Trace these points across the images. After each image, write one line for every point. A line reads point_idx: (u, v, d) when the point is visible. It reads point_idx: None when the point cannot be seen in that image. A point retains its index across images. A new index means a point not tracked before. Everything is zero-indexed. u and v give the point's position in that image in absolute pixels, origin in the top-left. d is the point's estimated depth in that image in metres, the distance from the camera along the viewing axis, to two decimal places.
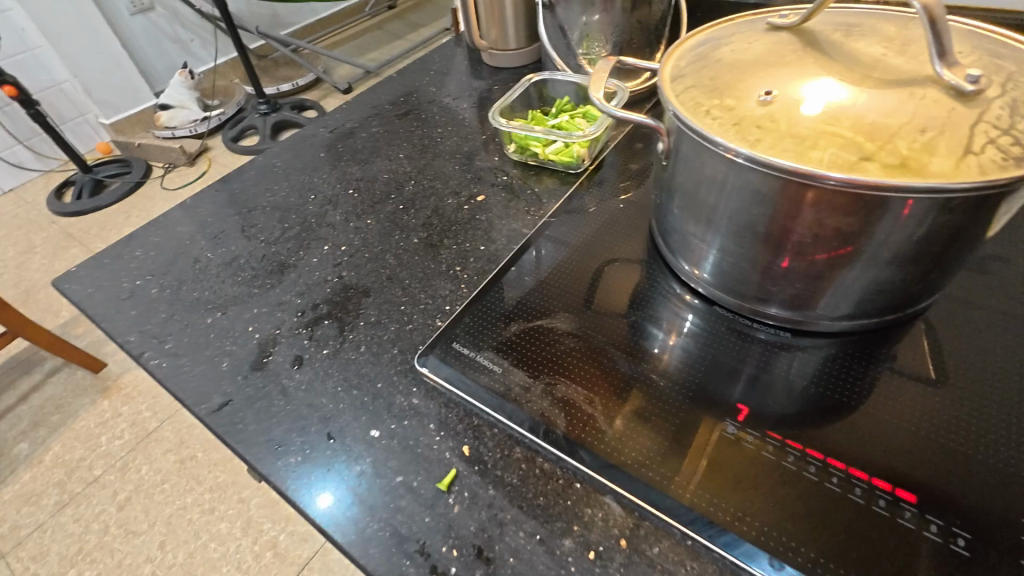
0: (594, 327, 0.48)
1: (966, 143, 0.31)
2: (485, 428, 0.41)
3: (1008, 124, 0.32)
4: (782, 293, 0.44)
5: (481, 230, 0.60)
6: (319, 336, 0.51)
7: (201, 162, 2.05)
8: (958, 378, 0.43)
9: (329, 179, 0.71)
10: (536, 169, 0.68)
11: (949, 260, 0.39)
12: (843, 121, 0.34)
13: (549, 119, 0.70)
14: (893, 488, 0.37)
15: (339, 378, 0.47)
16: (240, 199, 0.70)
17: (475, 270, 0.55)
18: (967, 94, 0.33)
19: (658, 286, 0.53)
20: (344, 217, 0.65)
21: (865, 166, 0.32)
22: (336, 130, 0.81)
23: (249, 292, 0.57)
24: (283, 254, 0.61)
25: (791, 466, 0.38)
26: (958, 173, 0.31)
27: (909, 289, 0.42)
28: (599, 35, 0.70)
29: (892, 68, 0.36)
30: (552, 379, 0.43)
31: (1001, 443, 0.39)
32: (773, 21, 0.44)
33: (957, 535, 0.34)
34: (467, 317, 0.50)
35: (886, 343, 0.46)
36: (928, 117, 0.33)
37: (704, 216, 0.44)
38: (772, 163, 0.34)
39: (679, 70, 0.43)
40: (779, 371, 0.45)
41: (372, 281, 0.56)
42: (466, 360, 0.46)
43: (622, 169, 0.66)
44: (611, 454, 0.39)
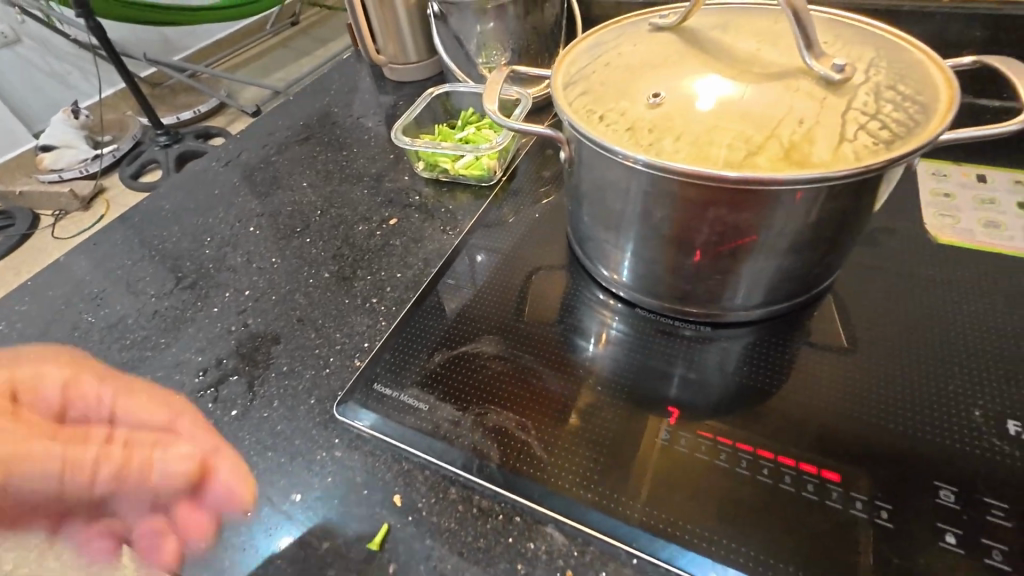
0: (520, 345, 0.47)
1: (840, 131, 0.33)
2: (416, 473, 0.39)
3: (874, 110, 0.33)
4: (697, 289, 0.45)
5: (396, 256, 0.57)
6: (225, 396, 0.46)
7: (99, 205, 1.84)
8: (870, 344, 0.44)
9: (226, 217, 0.66)
10: (448, 185, 0.65)
11: (841, 240, 0.41)
12: (733, 115, 0.35)
13: (456, 133, 0.68)
14: (819, 471, 0.37)
15: (251, 440, 0.42)
16: (123, 250, 0.63)
17: (393, 300, 0.52)
18: (835, 83, 0.34)
19: (581, 293, 0.52)
20: (246, 257, 0.60)
21: (754, 161, 0.33)
22: (231, 162, 0.75)
23: (140, 356, 0.51)
24: (178, 306, 0.55)
25: (723, 464, 0.38)
26: (837, 161, 0.32)
27: (811, 270, 0.43)
28: (496, 42, 0.69)
29: (767, 61, 0.37)
30: (481, 408, 0.42)
31: (917, 405, 0.40)
32: (654, 22, 0.44)
33: (881, 509, 0.35)
34: (387, 353, 0.47)
35: (801, 322, 0.47)
36: (804, 107, 0.34)
37: (613, 221, 0.43)
38: (667, 165, 0.34)
39: (570, 77, 0.42)
40: (705, 364, 0.45)
41: (281, 325, 0.51)
42: (389, 402, 0.43)
43: (535, 176, 0.65)
44: (549, 480, 0.37)
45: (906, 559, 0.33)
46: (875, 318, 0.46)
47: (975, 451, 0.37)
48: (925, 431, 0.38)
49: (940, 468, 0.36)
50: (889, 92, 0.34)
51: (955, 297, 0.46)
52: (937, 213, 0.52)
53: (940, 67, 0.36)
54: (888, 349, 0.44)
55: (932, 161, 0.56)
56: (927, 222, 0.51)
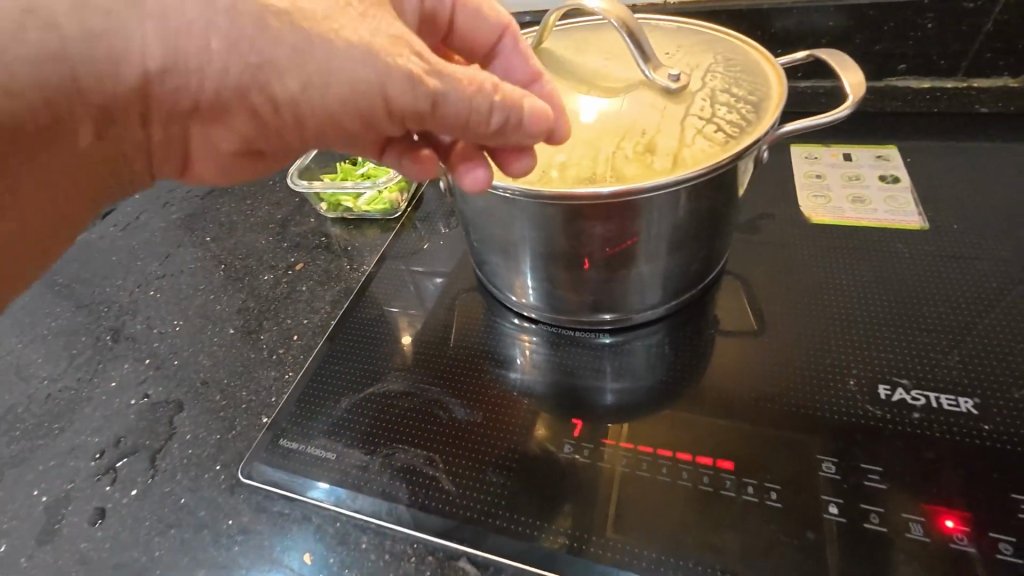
0: (429, 377, 0.46)
1: (680, 138, 0.34)
2: (326, 526, 0.38)
3: (709, 115, 0.35)
4: (591, 298, 0.46)
5: (304, 301, 0.56)
6: (124, 476, 0.43)
7: None
8: (760, 328, 0.46)
9: (125, 284, 0.63)
10: (354, 222, 0.65)
11: (713, 235, 0.43)
12: (583, 133, 0.36)
13: (357, 169, 0.68)
14: (714, 461, 0.38)
15: (151, 520, 0.40)
16: (13, 333, 0.59)
17: (300, 348, 0.51)
18: (673, 92, 0.36)
19: (489, 315, 0.53)
20: (147, 323, 0.57)
21: (604, 175, 0.34)
22: (130, 225, 0.72)
23: (30, 446, 0.47)
24: (73, 386, 0.52)
25: (626, 469, 0.38)
26: (677, 167, 0.33)
27: (694, 265, 0.45)
28: None
29: (613, 76, 0.39)
30: (390, 449, 0.41)
31: (804, 381, 0.42)
32: None
33: (770, 490, 0.36)
34: (293, 405, 0.45)
35: (699, 316, 0.49)
36: (646, 118, 0.35)
37: (499, 243, 0.44)
38: (524, 189, 0.34)
39: None
40: (610, 370, 0.46)
41: (184, 391, 0.49)
42: (295, 456, 0.42)
43: (442, 202, 0.66)
44: (460, 512, 0.37)
45: (799, 538, 0.34)
46: (764, 301, 0.48)
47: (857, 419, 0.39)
48: (812, 406, 0.40)
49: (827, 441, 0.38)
50: (724, 96, 0.36)
51: (832, 271, 0.49)
52: (811, 195, 0.55)
53: (771, 65, 0.39)
54: (775, 330, 0.46)
55: (805, 146, 0.60)
56: (802, 204, 0.54)
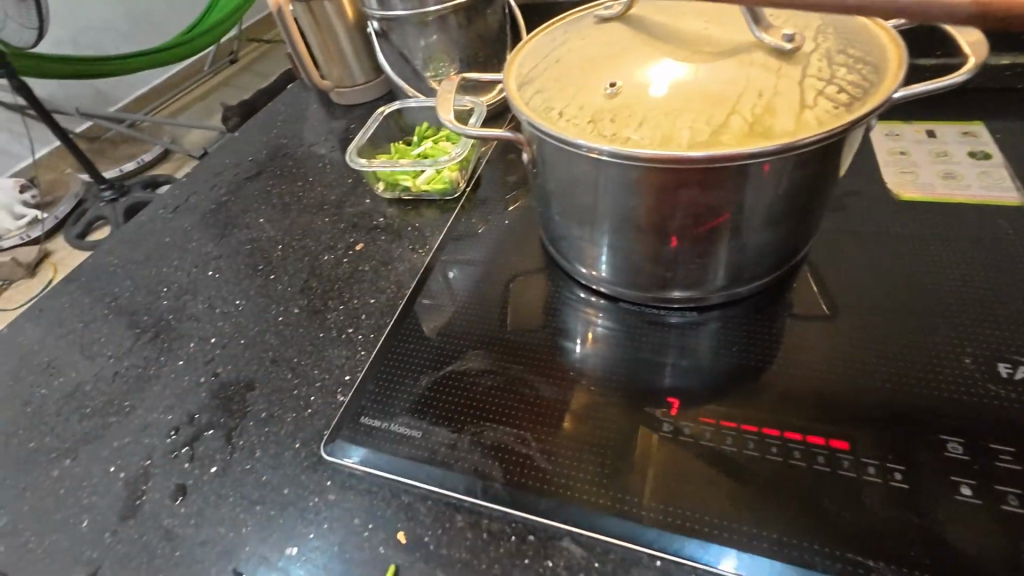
0: (508, 356, 0.45)
1: (800, 99, 0.33)
2: (418, 505, 0.37)
3: (829, 75, 0.34)
4: (678, 276, 0.44)
5: (368, 281, 0.55)
6: (202, 454, 0.43)
7: (45, 269, 1.73)
8: (852, 309, 0.45)
9: (182, 264, 0.62)
10: (412, 203, 0.64)
11: (812, 209, 0.41)
12: (691, 98, 0.34)
13: (413, 149, 0.67)
14: (827, 441, 0.37)
15: (235, 497, 0.39)
16: (74, 312, 0.59)
17: (370, 327, 0.50)
18: (787, 53, 0.35)
19: (561, 295, 0.51)
20: (208, 303, 0.56)
21: (720, 139, 0.32)
22: (181, 207, 0.72)
23: (103, 424, 0.47)
24: (139, 365, 0.51)
25: (732, 448, 0.37)
26: (801, 130, 0.31)
27: (788, 241, 0.43)
28: (442, 54, 0.68)
29: (716, 40, 0.37)
30: (477, 427, 0.40)
31: (910, 361, 0.41)
32: (600, 13, 0.44)
33: (893, 471, 0.35)
34: (371, 383, 0.44)
35: (783, 295, 0.48)
36: (760, 81, 0.34)
37: (586, 217, 0.42)
38: (634, 154, 0.33)
39: (523, 78, 0.41)
40: (696, 350, 0.45)
41: (254, 370, 0.48)
42: (379, 434, 0.41)
43: (500, 183, 0.65)
44: (558, 491, 0.36)
45: (923, 516, 0.33)
46: (853, 281, 0.47)
47: (968, 401, 0.38)
48: (923, 387, 0.39)
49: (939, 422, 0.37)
50: (840, 57, 0.35)
51: (926, 252, 0.47)
52: (898, 171, 0.54)
53: (883, 27, 0.37)
54: (869, 311, 0.45)
55: (886, 122, 0.58)
56: (889, 179, 0.53)
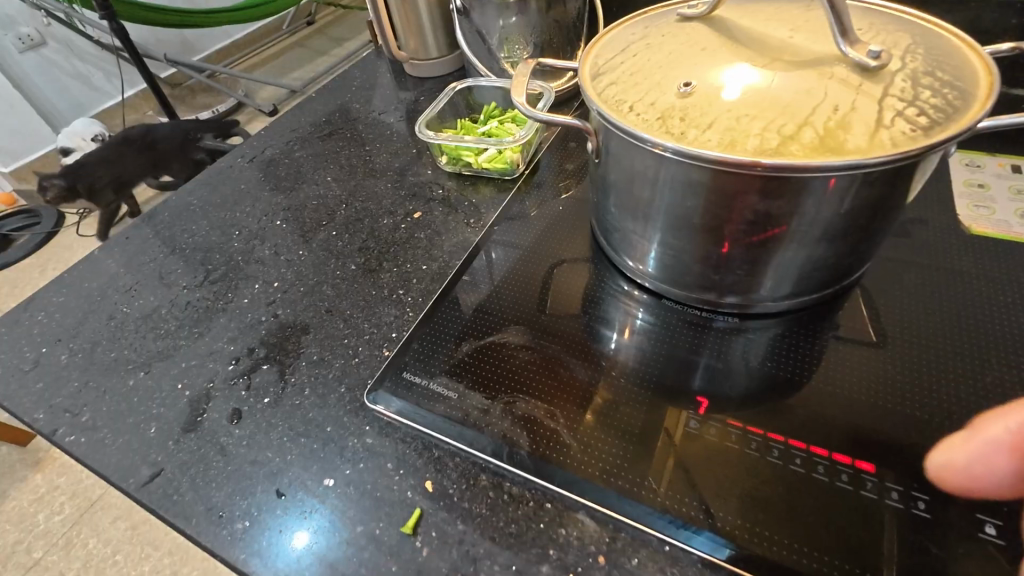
0: (546, 335, 0.47)
1: (877, 117, 0.32)
2: (446, 460, 0.39)
3: (912, 96, 0.33)
4: (724, 281, 0.44)
5: (422, 249, 0.58)
6: (258, 385, 0.47)
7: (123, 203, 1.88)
8: (898, 341, 0.45)
9: (253, 211, 0.67)
10: (471, 178, 0.66)
11: (876, 232, 0.40)
12: (765, 104, 0.35)
13: (479, 127, 0.69)
14: (854, 461, 0.38)
15: (283, 427, 0.43)
16: (155, 243, 0.65)
17: (419, 291, 0.53)
18: (871, 69, 0.34)
19: (605, 285, 0.53)
20: (274, 250, 0.61)
21: (788, 149, 0.32)
22: (256, 157, 0.77)
23: (175, 344, 0.52)
24: (208, 299, 0.56)
25: (755, 453, 0.38)
26: (874, 149, 0.31)
27: (845, 262, 0.42)
28: (518, 37, 0.69)
29: (799, 50, 0.37)
30: (510, 397, 0.42)
31: (953, 402, 0.40)
32: (683, 11, 0.44)
33: (918, 499, 0.35)
34: (416, 342, 0.47)
35: (829, 314, 0.47)
36: (839, 95, 0.34)
37: (642, 211, 0.43)
38: (698, 155, 0.33)
39: (598, 68, 0.42)
40: (731, 356, 0.45)
41: (310, 316, 0.52)
42: (419, 390, 0.44)
43: (558, 169, 0.66)
44: (578, 467, 0.38)
45: (942, 549, 0.33)
46: (904, 313, 0.46)
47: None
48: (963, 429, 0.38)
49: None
50: (927, 78, 0.34)
51: (991, 294, 0.46)
52: (972, 204, 0.52)
53: (978, 51, 0.36)
54: (916, 345, 0.44)
55: (968, 152, 0.56)
56: (962, 213, 0.51)
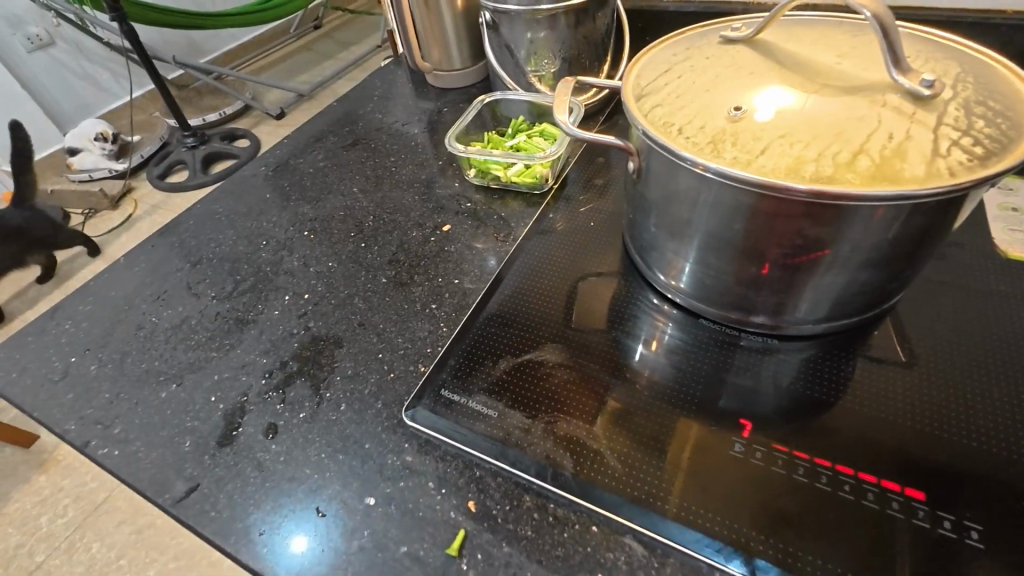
0: (583, 353, 0.47)
1: (932, 147, 0.32)
2: (489, 479, 0.39)
3: (965, 126, 0.33)
4: (765, 303, 0.44)
5: (452, 263, 0.58)
6: (293, 399, 0.47)
7: (126, 204, 1.84)
8: (938, 365, 0.44)
9: (279, 222, 0.67)
10: (499, 192, 0.66)
11: (920, 258, 0.40)
12: (817, 130, 0.35)
13: (507, 140, 0.69)
14: (903, 488, 0.37)
15: (321, 443, 0.43)
16: (180, 253, 0.65)
17: (453, 306, 0.53)
18: (923, 98, 0.34)
19: (639, 303, 0.52)
20: (303, 262, 0.60)
21: (844, 177, 0.32)
22: (280, 166, 0.77)
23: (206, 356, 0.52)
24: (239, 310, 0.56)
25: (802, 479, 0.38)
26: (931, 179, 0.31)
27: (887, 286, 0.42)
28: (546, 51, 0.70)
29: (850, 76, 0.37)
30: (550, 417, 0.42)
31: (998, 429, 0.40)
32: (727, 34, 0.44)
33: (969, 529, 0.35)
34: (453, 359, 0.47)
35: (866, 337, 0.47)
36: (892, 123, 0.34)
37: (684, 231, 0.43)
38: (752, 180, 0.33)
39: (644, 88, 0.42)
40: (770, 377, 0.45)
41: (342, 330, 0.52)
42: (458, 408, 0.43)
43: (587, 184, 0.66)
44: (623, 490, 0.38)
45: None
46: (943, 337, 0.46)
47: None
48: (1009, 457, 0.38)
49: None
50: (980, 108, 0.34)
51: None
52: (1006, 228, 0.52)
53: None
54: (957, 369, 0.44)
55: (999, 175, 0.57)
56: (996, 236, 0.51)
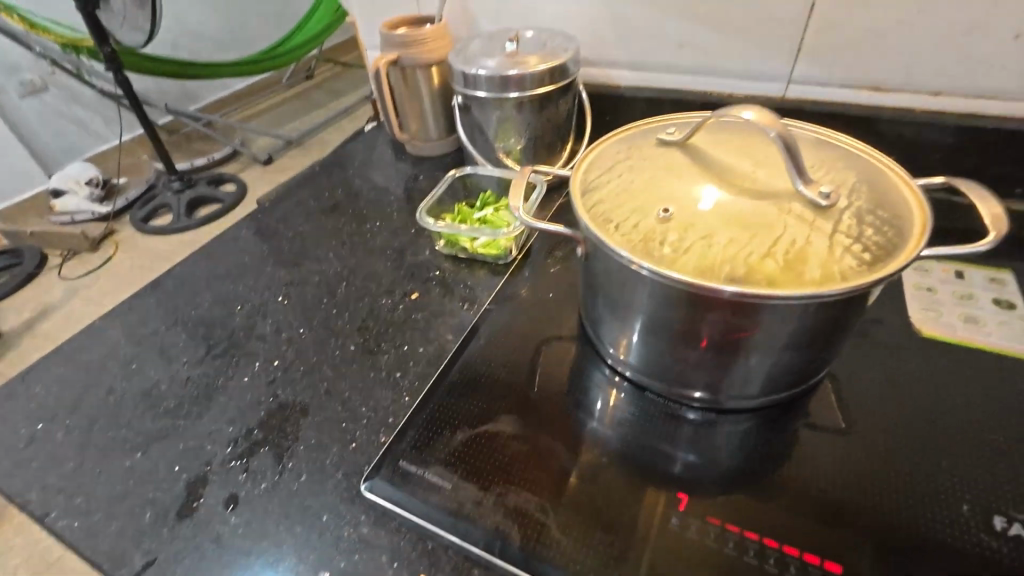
0: (536, 424, 0.50)
1: (828, 253, 0.37)
2: (439, 552, 0.41)
3: (857, 234, 0.38)
4: (701, 380, 0.48)
5: (418, 331, 0.61)
6: (255, 468, 0.48)
7: (106, 247, 1.79)
8: (861, 438, 0.48)
9: (255, 286, 0.70)
10: (466, 261, 0.70)
11: (835, 342, 0.44)
12: (732, 233, 0.39)
13: (475, 212, 0.74)
14: (822, 562, 0.39)
15: (280, 515, 0.44)
16: (155, 316, 0.67)
17: (416, 375, 0.55)
18: (822, 208, 0.39)
19: (591, 374, 0.56)
20: (275, 327, 0.63)
21: (753, 278, 0.37)
22: (260, 229, 0.80)
23: (174, 423, 0.53)
24: (209, 375, 0.58)
25: (732, 552, 0.40)
26: (826, 283, 0.36)
27: (810, 366, 0.46)
28: (513, 131, 0.76)
29: (763, 183, 0.42)
30: (501, 489, 0.44)
31: (914, 503, 0.43)
32: (662, 136, 0.50)
33: None
34: (412, 429, 0.50)
35: (796, 409, 0.51)
36: (795, 230, 0.39)
37: (626, 312, 0.47)
38: (674, 277, 0.38)
39: (588, 184, 0.47)
40: (709, 449, 0.48)
41: (309, 397, 0.54)
42: (413, 480, 0.45)
43: (549, 254, 0.70)
44: (566, 563, 0.40)
45: None
46: (867, 410, 0.50)
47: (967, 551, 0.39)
48: (923, 530, 0.41)
49: (940, 570, 0.39)
50: (870, 217, 0.39)
51: (942, 393, 0.50)
52: (922, 306, 0.57)
53: (912, 189, 0.41)
54: (879, 442, 0.47)
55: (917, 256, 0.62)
56: (913, 314, 0.57)
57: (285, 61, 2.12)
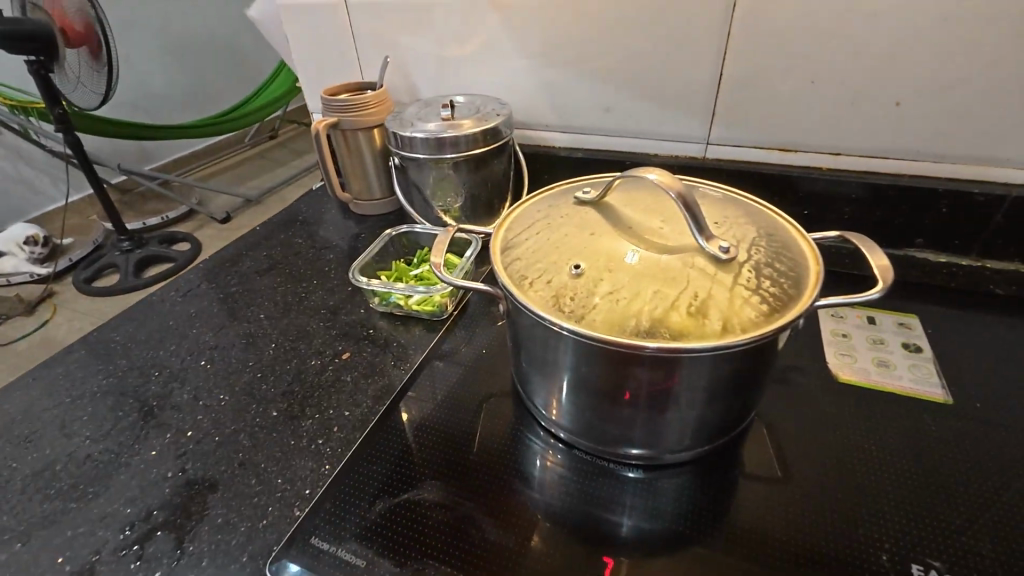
0: (462, 490, 0.48)
1: (728, 305, 0.38)
2: None
3: (755, 286, 0.40)
4: (626, 435, 0.47)
5: (346, 393, 0.58)
6: (151, 555, 0.44)
7: (44, 309, 1.73)
8: (788, 489, 0.47)
9: (177, 351, 0.66)
10: (402, 319, 0.69)
11: (750, 392, 0.45)
12: (639, 288, 0.40)
13: (412, 270, 0.74)
14: None
15: None
16: (62, 386, 0.62)
17: (339, 441, 0.53)
18: (723, 262, 0.41)
19: (522, 434, 0.54)
20: (193, 394, 0.59)
21: (658, 332, 0.37)
22: (191, 290, 0.77)
23: (64, 507, 0.48)
24: (113, 450, 0.53)
25: None
26: (727, 335, 0.37)
27: (730, 417, 0.47)
28: (451, 190, 0.77)
29: (670, 239, 0.44)
30: (419, 564, 0.42)
31: (842, 556, 0.42)
32: (579, 195, 0.52)
33: None
34: (329, 501, 0.47)
35: (724, 462, 0.50)
36: (698, 283, 0.40)
37: (547, 369, 0.47)
38: (582, 333, 0.38)
39: (507, 241, 0.48)
40: (638, 508, 0.47)
41: (221, 470, 0.50)
42: (326, 558, 0.42)
43: (485, 311, 0.70)
44: None
45: None
46: (792, 459, 0.50)
47: None
48: None
49: None
50: (768, 269, 0.41)
51: (862, 439, 0.51)
52: (838, 352, 0.59)
53: (806, 242, 0.44)
54: (805, 492, 0.47)
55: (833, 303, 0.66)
56: (831, 360, 0.58)
57: (244, 122, 2.14)
